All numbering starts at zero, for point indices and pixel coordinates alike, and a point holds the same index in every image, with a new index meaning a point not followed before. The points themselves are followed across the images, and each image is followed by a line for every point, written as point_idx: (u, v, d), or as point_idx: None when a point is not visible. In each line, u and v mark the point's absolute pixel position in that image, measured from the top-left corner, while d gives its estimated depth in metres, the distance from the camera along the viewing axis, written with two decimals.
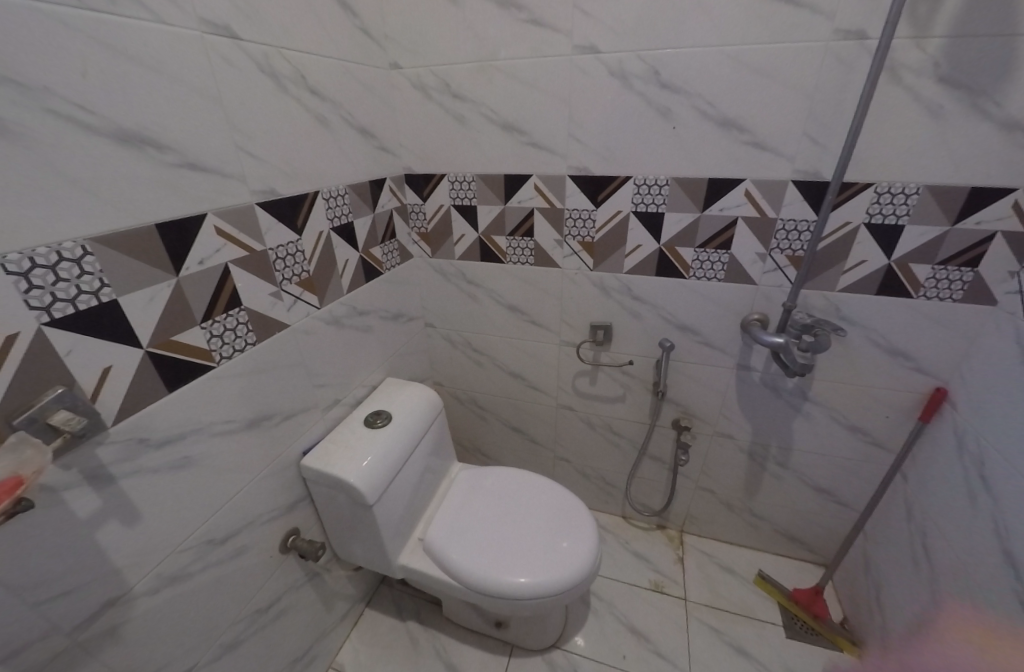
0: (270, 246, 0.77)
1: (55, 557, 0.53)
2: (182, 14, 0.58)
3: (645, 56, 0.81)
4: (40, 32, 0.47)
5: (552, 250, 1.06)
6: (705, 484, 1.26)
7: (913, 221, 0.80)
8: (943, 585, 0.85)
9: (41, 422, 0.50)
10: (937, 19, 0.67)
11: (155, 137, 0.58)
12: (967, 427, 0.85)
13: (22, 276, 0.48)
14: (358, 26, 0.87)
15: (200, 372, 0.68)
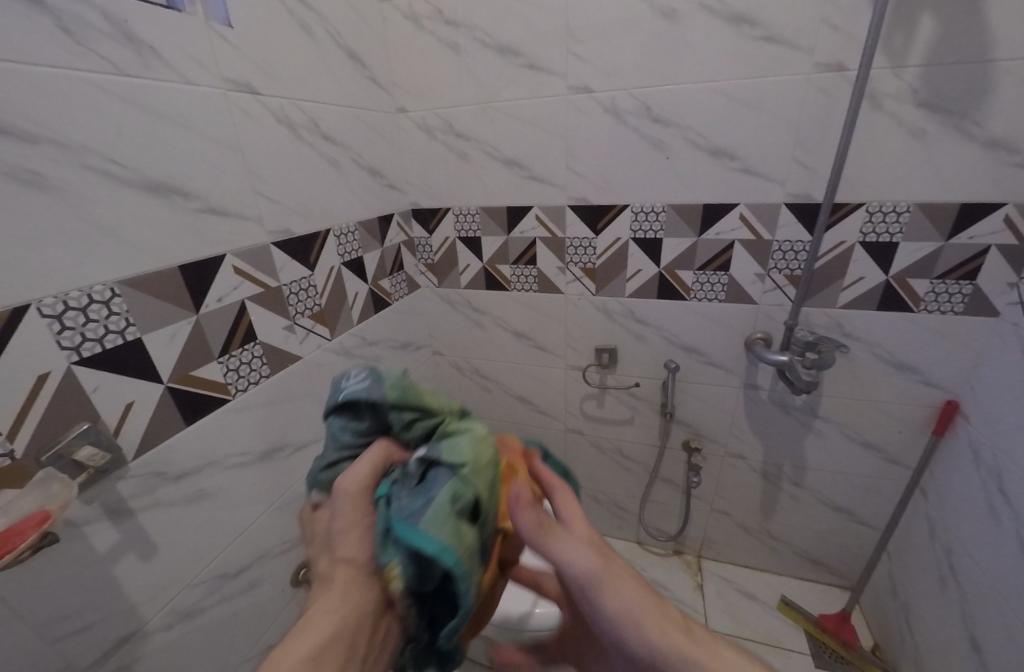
0: (284, 282, 0.80)
1: (74, 592, 0.54)
2: (208, 74, 0.64)
3: (637, 94, 0.86)
4: (81, 98, 0.51)
5: (555, 277, 1.08)
6: (720, 507, 1.24)
7: (907, 238, 0.82)
8: (976, 606, 0.82)
9: (66, 458, 0.52)
10: (911, 51, 0.71)
11: (181, 186, 0.62)
12: (982, 440, 0.84)
13: (56, 318, 0.51)
14: (367, 76, 0.93)
15: (216, 406, 0.70)
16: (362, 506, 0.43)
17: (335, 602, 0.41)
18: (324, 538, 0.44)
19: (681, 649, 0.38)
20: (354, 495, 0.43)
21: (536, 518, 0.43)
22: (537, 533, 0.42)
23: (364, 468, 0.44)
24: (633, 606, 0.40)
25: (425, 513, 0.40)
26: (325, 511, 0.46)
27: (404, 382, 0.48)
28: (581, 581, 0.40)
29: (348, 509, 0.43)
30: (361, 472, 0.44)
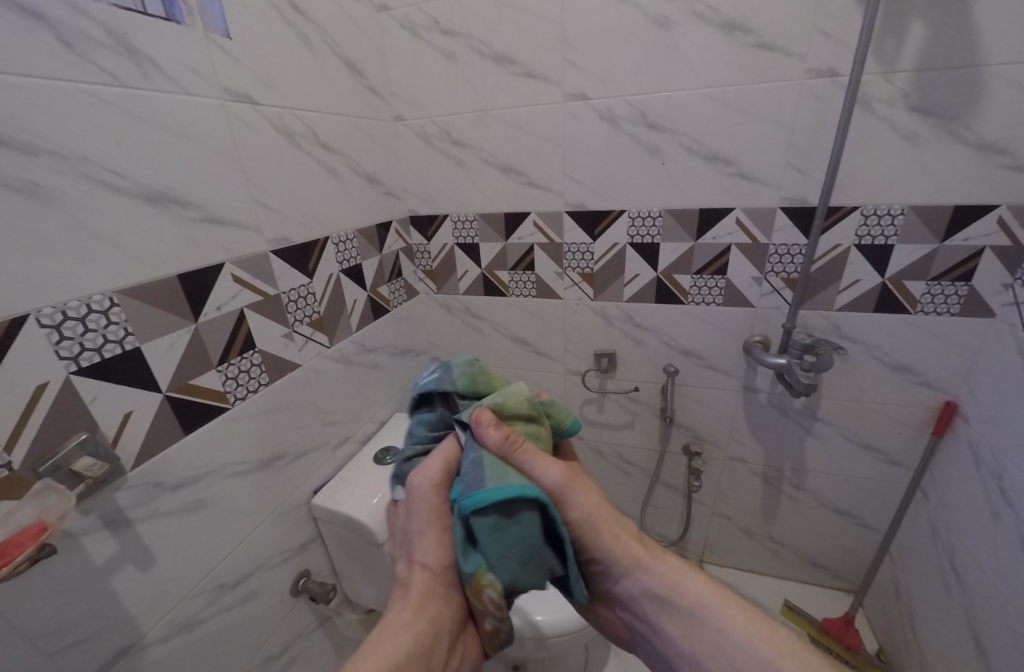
0: (283, 289, 0.80)
1: (71, 604, 0.54)
2: (208, 85, 0.64)
3: (632, 101, 0.87)
4: (82, 110, 0.52)
5: (553, 282, 1.09)
6: (722, 511, 1.23)
7: (902, 240, 0.82)
8: (979, 609, 0.82)
9: (65, 468, 0.52)
10: (901, 56, 0.72)
11: (180, 195, 0.62)
12: (981, 441, 0.84)
13: (54, 328, 0.51)
14: (365, 85, 0.94)
15: (214, 415, 0.69)
16: (434, 505, 0.52)
17: (410, 599, 0.51)
18: (401, 537, 0.56)
19: (639, 554, 0.53)
20: (427, 493, 0.52)
21: (530, 447, 0.51)
22: (528, 454, 0.51)
23: (435, 463, 0.53)
24: (604, 520, 0.53)
25: (481, 475, 0.47)
26: (401, 516, 0.56)
27: (470, 367, 0.56)
28: (564, 497, 0.51)
29: (422, 503, 0.52)
30: (432, 470, 0.52)
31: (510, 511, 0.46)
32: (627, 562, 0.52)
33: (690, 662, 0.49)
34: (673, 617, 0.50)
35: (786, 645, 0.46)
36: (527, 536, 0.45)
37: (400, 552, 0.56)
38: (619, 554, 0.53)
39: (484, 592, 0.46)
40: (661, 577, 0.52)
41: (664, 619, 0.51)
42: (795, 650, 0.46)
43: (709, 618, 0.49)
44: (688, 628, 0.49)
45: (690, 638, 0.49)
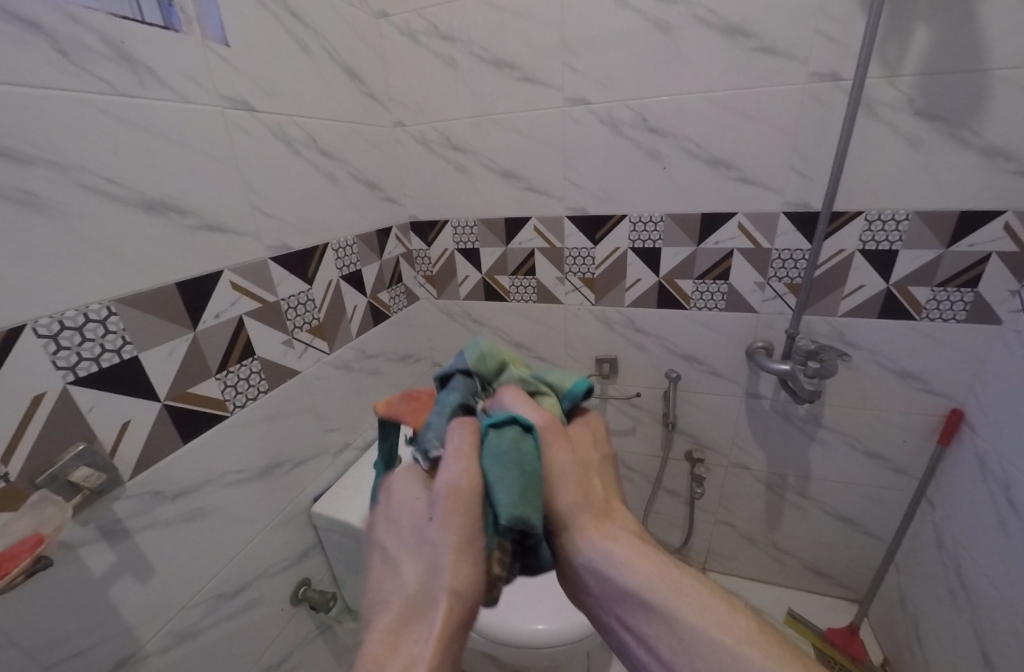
0: (282, 296, 0.80)
1: (67, 617, 0.53)
2: (204, 92, 0.64)
3: (632, 105, 0.86)
4: (79, 119, 0.52)
5: (554, 287, 1.08)
6: (725, 518, 1.22)
7: (907, 246, 0.81)
8: (987, 620, 0.80)
9: (62, 479, 0.52)
10: (905, 60, 0.71)
11: (178, 203, 0.62)
12: (988, 450, 0.83)
13: (51, 338, 0.51)
14: (364, 91, 0.94)
15: (213, 423, 0.69)
16: (467, 509, 0.39)
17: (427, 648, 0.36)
18: (403, 545, 0.40)
19: (587, 524, 0.43)
20: (460, 496, 0.39)
21: (521, 394, 0.48)
22: (512, 399, 0.47)
23: (460, 463, 0.40)
24: (565, 478, 0.44)
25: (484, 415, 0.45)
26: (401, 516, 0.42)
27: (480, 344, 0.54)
28: (547, 445, 0.44)
29: (451, 508, 0.39)
30: (459, 467, 0.40)
31: (512, 447, 0.41)
32: (575, 527, 0.43)
33: (640, 649, 0.41)
34: (622, 598, 0.42)
35: (742, 629, 0.39)
36: (523, 460, 0.40)
37: (398, 574, 0.40)
38: (572, 520, 0.43)
39: (494, 561, 0.39)
40: (618, 549, 0.42)
41: (613, 600, 0.42)
42: (755, 635, 0.39)
43: (664, 604, 0.41)
44: (638, 610, 0.41)
45: (641, 621, 0.41)
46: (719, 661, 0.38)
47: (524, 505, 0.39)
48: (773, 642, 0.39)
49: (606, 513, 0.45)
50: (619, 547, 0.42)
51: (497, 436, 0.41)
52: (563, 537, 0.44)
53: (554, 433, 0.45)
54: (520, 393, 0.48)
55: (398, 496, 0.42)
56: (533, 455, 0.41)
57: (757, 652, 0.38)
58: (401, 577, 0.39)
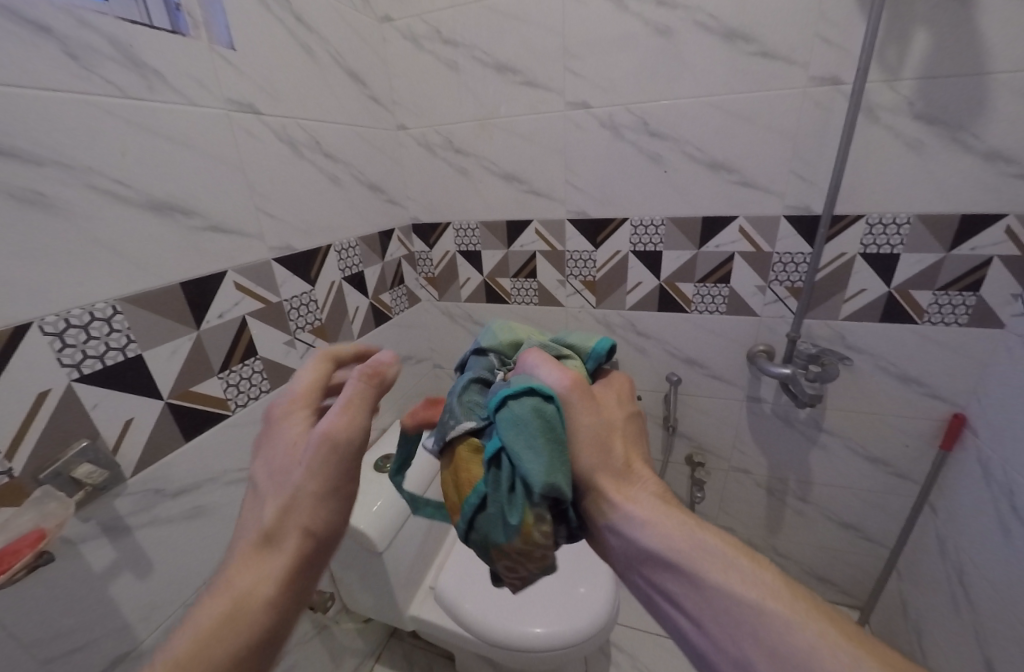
0: (285, 297, 0.81)
1: (68, 612, 0.54)
2: (210, 95, 0.65)
3: (633, 109, 0.87)
4: (88, 121, 0.53)
5: (555, 290, 1.09)
6: (725, 523, 1.21)
7: (908, 249, 0.81)
8: (990, 627, 0.80)
9: (65, 475, 0.52)
10: (906, 64, 0.71)
11: (183, 204, 0.63)
12: (991, 455, 0.82)
13: (57, 335, 0.52)
14: (367, 94, 0.95)
15: (215, 421, 0.70)
16: (339, 459, 0.42)
17: (269, 573, 0.40)
18: (272, 477, 0.43)
19: (609, 486, 0.43)
20: (337, 445, 0.42)
21: (545, 357, 0.49)
22: (536, 363, 0.48)
23: (347, 414, 0.42)
24: (584, 440, 0.44)
25: (506, 385, 0.47)
26: (279, 451, 0.43)
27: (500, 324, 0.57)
28: (572, 409, 0.45)
29: (324, 455, 0.42)
30: (341, 418, 0.42)
31: (533, 414, 0.43)
32: (597, 490, 0.43)
33: (666, 610, 0.41)
34: (645, 558, 0.41)
35: (778, 589, 0.37)
36: (543, 426, 0.42)
37: (259, 503, 0.42)
38: (591, 482, 0.44)
39: (534, 530, 0.41)
40: (638, 510, 0.42)
41: (637, 559, 0.42)
42: (793, 596, 0.36)
43: (686, 562, 0.39)
44: (662, 569, 0.40)
45: (669, 582, 0.40)
46: (746, 620, 0.36)
47: (555, 470, 0.41)
48: (800, 597, 0.36)
49: (626, 473, 0.44)
50: (640, 508, 0.42)
51: (518, 405, 0.43)
52: (585, 499, 0.44)
53: (577, 396, 0.45)
54: (546, 356, 0.49)
55: (282, 430, 0.44)
56: (557, 420, 0.43)
57: (783, 608, 0.36)
58: (261, 506, 0.42)
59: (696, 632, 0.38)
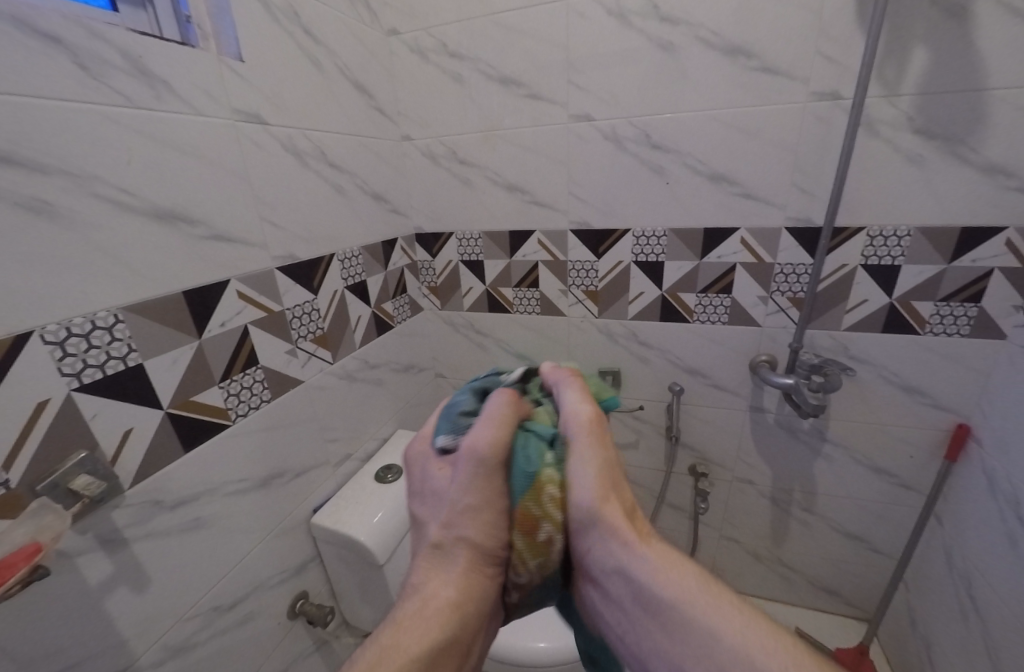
0: (288, 305, 0.80)
1: (62, 628, 0.52)
2: (218, 106, 0.65)
3: (636, 122, 0.88)
4: (95, 131, 0.53)
5: (558, 300, 1.09)
6: (729, 534, 1.20)
7: (909, 260, 0.82)
8: (999, 641, 0.79)
9: (62, 487, 0.51)
10: (904, 80, 0.72)
11: (188, 213, 0.63)
12: (997, 466, 0.82)
13: (58, 344, 0.51)
14: (373, 105, 0.96)
15: (215, 431, 0.69)
16: (489, 473, 0.44)
17: (449, 581, 0.44)
18: (435, 501, 0.48)
19: (620, 521, 0.42)
20: (484, 462, 0.44)
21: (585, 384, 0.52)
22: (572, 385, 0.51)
23: (496, 429, 0.45)
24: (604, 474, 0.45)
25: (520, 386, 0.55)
26: (431, 478, 0.49)
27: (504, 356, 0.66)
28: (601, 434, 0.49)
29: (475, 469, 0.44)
30: (492, 438, 0.45)
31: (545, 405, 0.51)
32: (607, 524, 0.42)
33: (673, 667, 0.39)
34: (656, 610, 0.40)
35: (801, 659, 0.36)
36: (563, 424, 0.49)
37: (428, 518, 0.48)
38: (604, 514, 0.42)
39: (546, 491, 0.43)
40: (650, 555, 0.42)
41: (647, 612, 0.40)
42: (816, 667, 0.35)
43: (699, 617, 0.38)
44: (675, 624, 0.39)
45: (676, 637, 0.39)
46: None
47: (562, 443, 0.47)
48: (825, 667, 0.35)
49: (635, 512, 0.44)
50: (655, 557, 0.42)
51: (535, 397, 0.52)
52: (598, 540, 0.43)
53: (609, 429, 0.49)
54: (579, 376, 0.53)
55: (428, 461, 0.50)
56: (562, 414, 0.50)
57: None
58: (435, 519, 0.47)
59: None
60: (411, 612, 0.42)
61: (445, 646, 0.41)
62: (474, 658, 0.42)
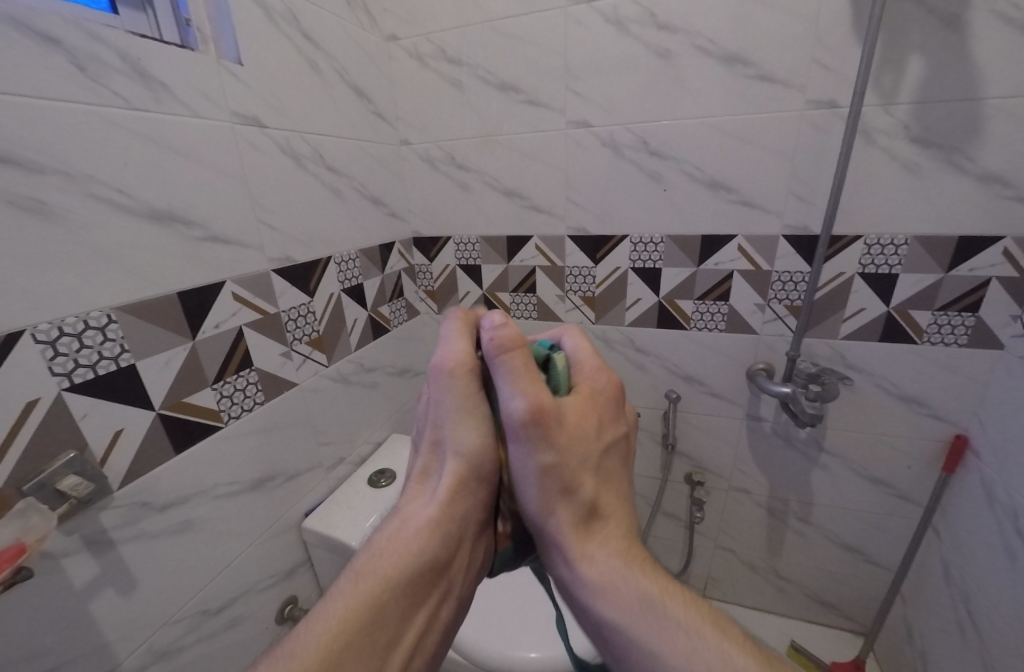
0: (283, 307, 0.80)
1: (45, 631, 0.52)
2: (216, 108, 0.66)
3: (634, 128, 0.88)
4: (92, 130, 0.53)
5: (555, 305, 1.09)
6: (725, 543, 1.19)
7: (906, 270, 0.82)
8: (997, 656, 0.78)
9: (49, 488, 0.51)
10: (901, 89, 0.72)
11: (184, 214, 0.63)
12: (995, 478, 0.81)
13: (50, 344, 0.51)
14: (372, 110, 0.96)
15: (207, 433, 0.68)
16: (459, 389, 0.43)
17: (433, 505, 0.44)
18: (420, 430, 0.48)
19: (566, 534, 0.43)
20: (450, 375, 0.43)
21: (527, 355, 0.42)
22: (506, 371, 0.41)
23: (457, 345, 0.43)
24: (548, 487, 0.42)
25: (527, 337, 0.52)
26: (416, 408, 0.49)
27: None
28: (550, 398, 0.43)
29: (451, 387, 0.43)
30: (456, 359, 0.43)
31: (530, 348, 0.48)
32: (553, 538, 0.43)
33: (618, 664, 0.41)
34: (598, 621, 0.41)
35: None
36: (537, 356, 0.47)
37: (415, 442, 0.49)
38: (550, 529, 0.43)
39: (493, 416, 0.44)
40: (593, 568, 0.42)
41: (593, 622, 0.42)
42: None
43: (638, 634, 0.39)
44: (616, 637, 0.40)
45: (618, 646, 0.40)
46: None
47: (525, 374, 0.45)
48: None
49: (587, 522, 0.43)
50: (600, 569, 0.42)
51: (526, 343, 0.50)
52: (545, 548, 0.44)
53: (554, 419, 0.42)
54: (520, 341, 0.42)
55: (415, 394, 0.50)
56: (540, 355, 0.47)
57: None
58: (421, 445, 0.48)
59: None
60: (397, 529, 0.44)
61: (420, 573, 0.43)
62: (456, 573, 0.45)
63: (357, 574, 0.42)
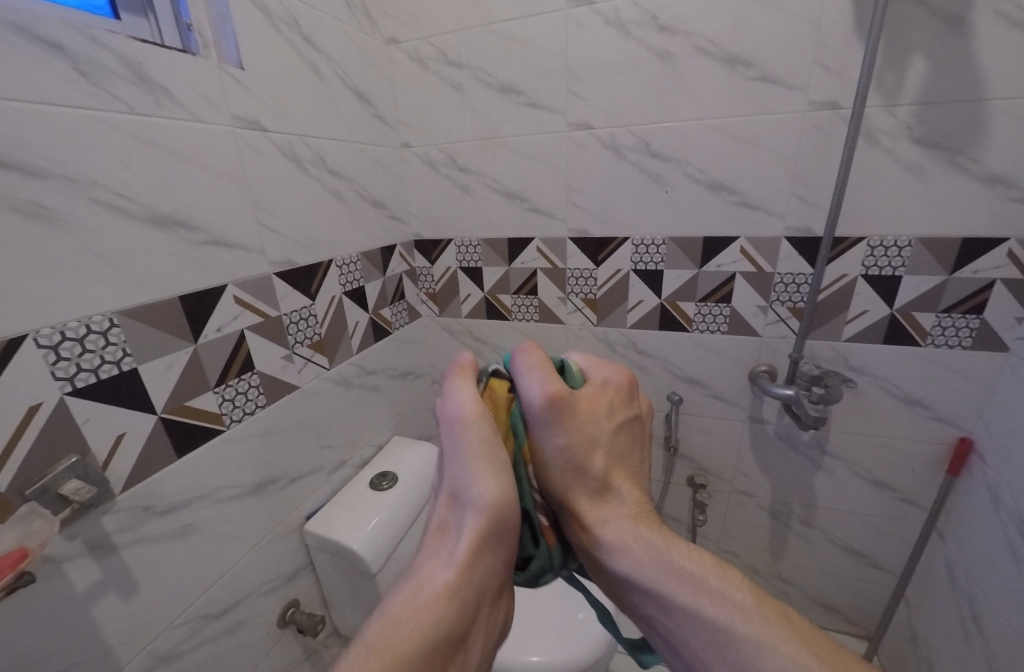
0: (285, 311, 0.81)
1: (47, 635, 0.52)
2: (217, 112, 0.66)
3: (635, 130, 0.88)
4: (94, 135, 0.53)
5: (556, 307, 1.08)
6: (728, 546, 1.19)
7: (910, 271, 0.81)
8: (1002, 661, 0.77)
9: (51, 492, 0.51)
10: (904, 90, 0.72)
11: (185, 219, 0.63)
12: (1000, 482, 0.81)
13: (52, 348, 0.51)
14: (373, 113, 0.96)
15: (208, 436, 0.68)
16: (476, 431, 0.44)
17: (449, 566, 0.42)
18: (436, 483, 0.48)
19: (584, 504, 0.46)
20: (466, 420, 0.45)
21: (542, 353, 0.48)
22: (525, 363, 0.47)
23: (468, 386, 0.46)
24: (565, 464, 0.46)
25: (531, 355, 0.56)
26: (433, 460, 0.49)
27: None
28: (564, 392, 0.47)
29: (469, 434, 0.44)
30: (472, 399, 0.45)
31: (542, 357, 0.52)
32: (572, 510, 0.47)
33: (644, 617, 0.44)
34: (620, 578, 0.45)
35: (744, 607, 0.40)
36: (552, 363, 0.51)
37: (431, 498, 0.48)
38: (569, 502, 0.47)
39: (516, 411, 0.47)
40: (611, 534, 0.45)
41: (616, 583, 0.45)
42: (757, 614, 0.40)
43: (657, 586, 0.43)
44: (639, 592, 0.44)
45: (640, 600, 0.44)
46: (718, 643, 0.39)
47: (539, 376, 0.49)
48: (769, 614, 0.39)
49: (604, 492, 0.47)
50: (618, 533, 0.45)
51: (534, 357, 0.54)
52: (563, 519, 0.48)
53: (570, 405, 0.46)
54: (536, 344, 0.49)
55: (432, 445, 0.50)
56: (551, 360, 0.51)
57: (754, 633, 0.39)
58: (437, 499, 0.47)
59: (667, 645, 0.43)
60: (409, 597, 0.41)
61: (434, 647, 0.39)
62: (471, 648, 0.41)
63: (365, 648, 0.39)
